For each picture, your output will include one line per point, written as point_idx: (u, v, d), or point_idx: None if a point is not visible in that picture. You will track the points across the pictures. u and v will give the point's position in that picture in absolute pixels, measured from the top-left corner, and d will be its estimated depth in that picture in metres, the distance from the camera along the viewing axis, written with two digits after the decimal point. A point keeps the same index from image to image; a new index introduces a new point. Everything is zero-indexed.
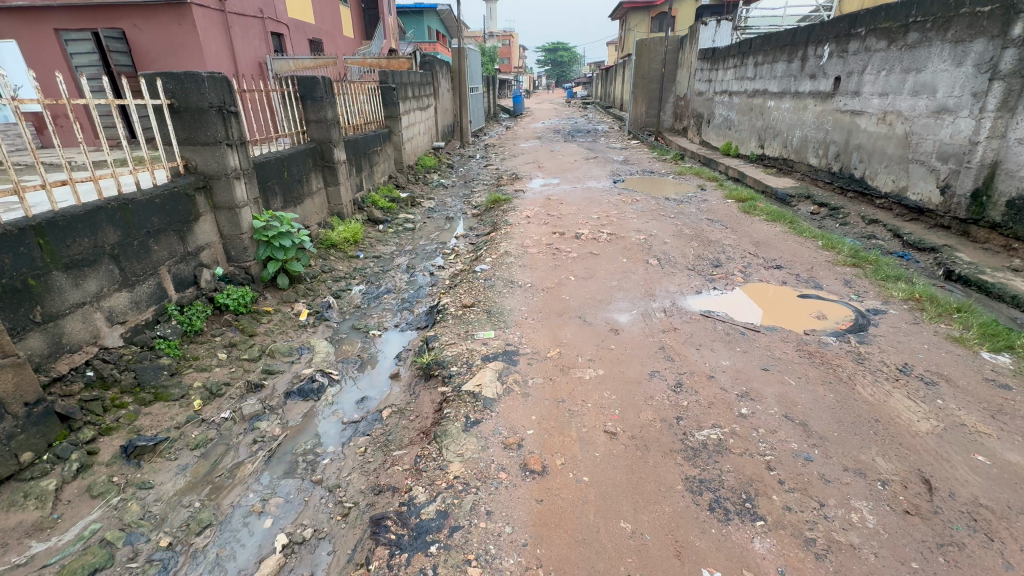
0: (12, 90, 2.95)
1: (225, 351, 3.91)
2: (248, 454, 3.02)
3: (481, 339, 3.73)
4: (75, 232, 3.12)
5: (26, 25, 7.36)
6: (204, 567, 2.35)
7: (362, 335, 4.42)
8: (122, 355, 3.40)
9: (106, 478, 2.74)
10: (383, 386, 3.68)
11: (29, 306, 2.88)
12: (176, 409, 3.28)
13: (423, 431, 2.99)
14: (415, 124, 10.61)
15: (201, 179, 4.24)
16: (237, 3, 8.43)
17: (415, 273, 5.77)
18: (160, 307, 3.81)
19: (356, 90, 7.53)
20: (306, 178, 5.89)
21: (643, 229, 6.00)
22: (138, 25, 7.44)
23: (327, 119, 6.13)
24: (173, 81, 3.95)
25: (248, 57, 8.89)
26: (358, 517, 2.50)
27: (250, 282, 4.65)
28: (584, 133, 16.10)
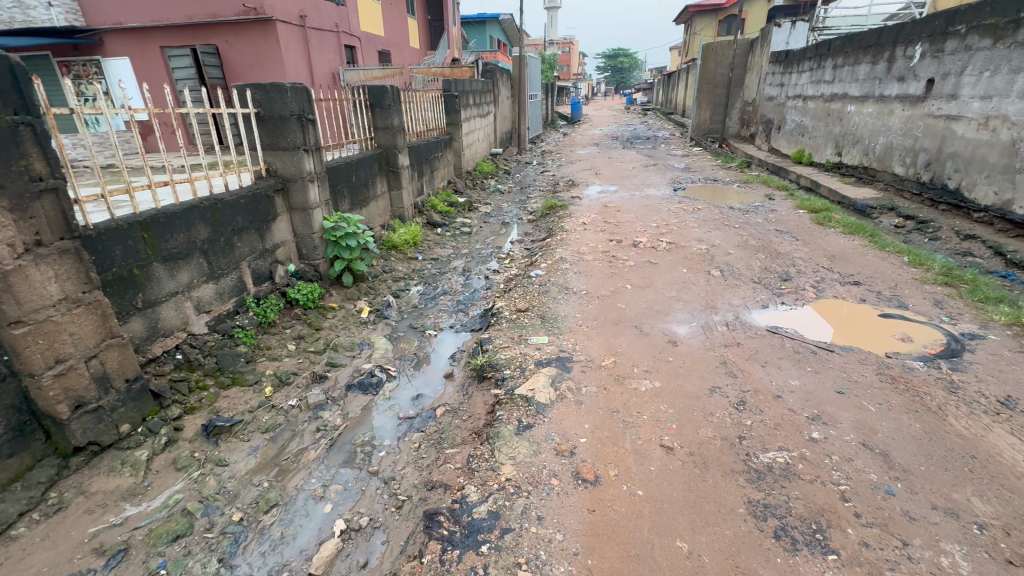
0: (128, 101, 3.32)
1: (294, 343, 4.16)
2: (312, 441, 3.20)
3: (535, 344, 3.73)
4: (173, 228, 3.46)
5: (138, 44, 8.26)
6: (269, 544, 2.50)
7: (419, 334, 4.56)
8: (206, 341, 3.73)
9: (189, 453, 3.00)
10: (437, 385, 3.78)
11: (133, 292, 3.21)
12: (250, 394, 3.54)
13: (475, 431, 3.04)
14: (475, 130, 10.86)
15: (280, 182, 4.55)
16: (316, 19, 9.05)
17: (471, 276, 5.89)
18: (239, 299, 4.13)
19: (420, 99, 7.81)
20: (372, 182, 6.19)
21: (705, 239, 5.79)
22: (229, 40, 8.14)
23: (393, 126, 6.40)
24: (260, 92, 4.28)
25: (324, 69, 9.46)
26: (411, 510, 2.59)
27: (318, 279, 4.94)
28: (644, 140, 15.80)
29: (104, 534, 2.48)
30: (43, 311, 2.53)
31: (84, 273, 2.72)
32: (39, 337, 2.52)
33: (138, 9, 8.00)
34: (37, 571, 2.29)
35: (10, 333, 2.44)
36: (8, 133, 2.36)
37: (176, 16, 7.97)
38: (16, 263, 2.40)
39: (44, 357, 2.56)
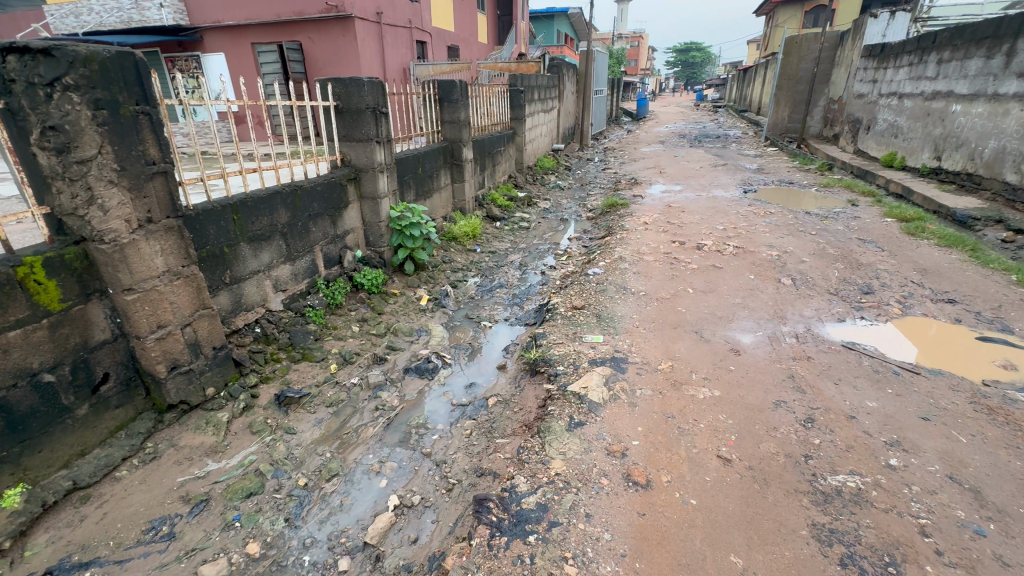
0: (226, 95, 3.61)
1: (358, 325, 4.39)
2: (371, 419, 3.37)
3: (589, 343, 3.70)
4: (258, 211, 3.75)
5: (232, 40, 8.96)
6: (329, 510, 2.67)
7: (475, 325, 4.66)
8: (281, 318, 4.03)
9: (263, 419, 3.26)
10: (490, 375, 3.85)
11: (222, 269, 3.52)
12: (317, 369, 3.78)
13: (526, 424, 3.08)
14: (538, 125, 10.86)
15: (353, 171, 4.80)
16: (391, 15, 9.41)
17: (527, 271, 5.92)
18: (311, 280, 4.41)
19: (487, 93, 7.92)
20: (436, 174, 6.36)
21: (777, 245, 5.47)
22: (312, 37, 8.65)
23: (460, 120, 6.54)
24: (340, 86, 4.50)
25: (396, 64, 9.81)
26: (460, 494, 2.68)
27: (382, 266, 5.18)
28: (714, 138, 15.10)
29: (190, 484, 2.76)
30: (150, 281, 2.84)
31: (184, 249, 3.02)
32: (145, 304, 2.83)
33: (235, 8, 8.70)
34: (135, 510, 2.59)
35: (123, 298, 2.75)
36: (130, 121, 2.65)
37: (266, 15, 8.58)
38: (131, 237, 2.70)
39: (149, 322, 2.87)
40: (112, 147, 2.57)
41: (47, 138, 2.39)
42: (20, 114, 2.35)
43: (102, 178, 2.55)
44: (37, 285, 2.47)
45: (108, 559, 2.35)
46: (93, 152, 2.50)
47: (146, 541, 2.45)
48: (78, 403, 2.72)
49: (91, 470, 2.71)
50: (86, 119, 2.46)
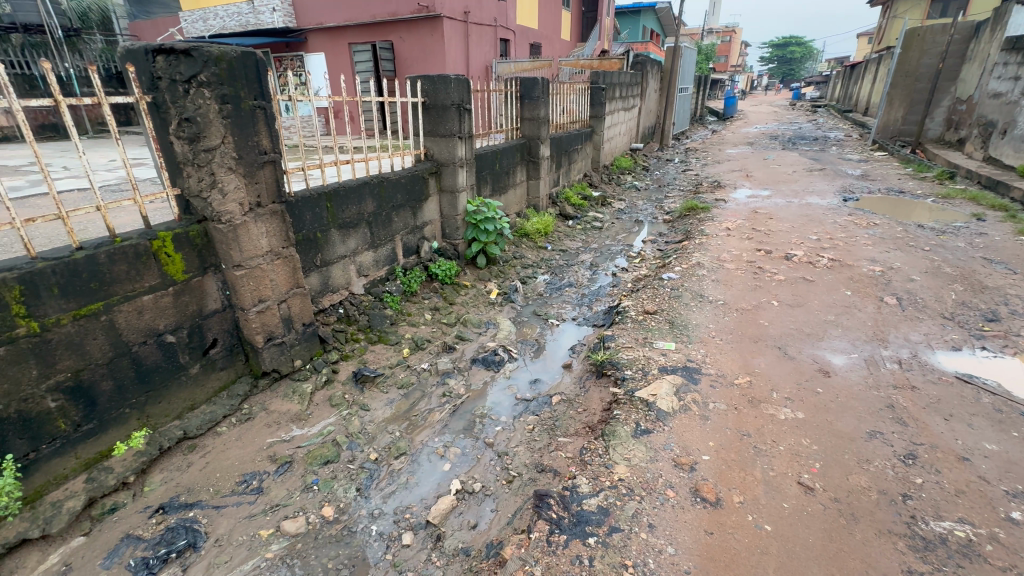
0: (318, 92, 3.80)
1: (431, 313, 4.58)
2: (438, 404, 3.49)
3: (660, 349, 3.58)
4: (348, 200, 4.01)
5: (332, 41, 9.64)
6: (396, 486, 2.82)
7: (542, 322, 4.67)
8: (362, 301, 4.30)
9: (341, 394, 3.50)
10: (555, 373, 3.85)
11: (315, 252, 3.81)
12: (391, 352, 4.00)
13: (590, 426, 3.05)
14: (617, 123, 10.63)
15: (435, 166, 4.98)
16: (478, 14, 9.63)
17: (598, 272, 5.84)
18: (391, 267, 4.65)
19: (567, 90, 7.87)
20: (513, 170, 6.44)
21: (880, 260, 4.94)
22: (403, 37, 9.08)
23: (539, 117, 6.55)
24: (428, 83, 4.67)
25: (480, 61, 10.03)
26: (520, 487, 2.71)
27: (456, 258, 5.35)
28: (810, 141, 13.92)
29: (277, 446, 3.03)
30: (256, 259, 3.15)
31: (284, 232, 3.31)
32: (250, 279, 3.14)
33: (337, 11, 9.36)
34: (232, 463, 2.89)
35: (233, 273, 3.07)
36: (248, 114, 2.95)
37: (364, 16, 9.14)
38: (243, 218, 3.01)
39: (253, 296, 3.19)
40: (233, 137, 2.88)
41: (182, 128, 2.71)
42: (163, 107, 2.68)
43: (223, 165, 2.86)
44: (167, 257, 2.82)
45: (208, 503, 2.65)
46: (218, 141, 2.81)
47: (240, 492, 2.73)
48: (192, 363, 3.08)
49: (198, 423, 3.06)
50: (214, 112, 2.76)
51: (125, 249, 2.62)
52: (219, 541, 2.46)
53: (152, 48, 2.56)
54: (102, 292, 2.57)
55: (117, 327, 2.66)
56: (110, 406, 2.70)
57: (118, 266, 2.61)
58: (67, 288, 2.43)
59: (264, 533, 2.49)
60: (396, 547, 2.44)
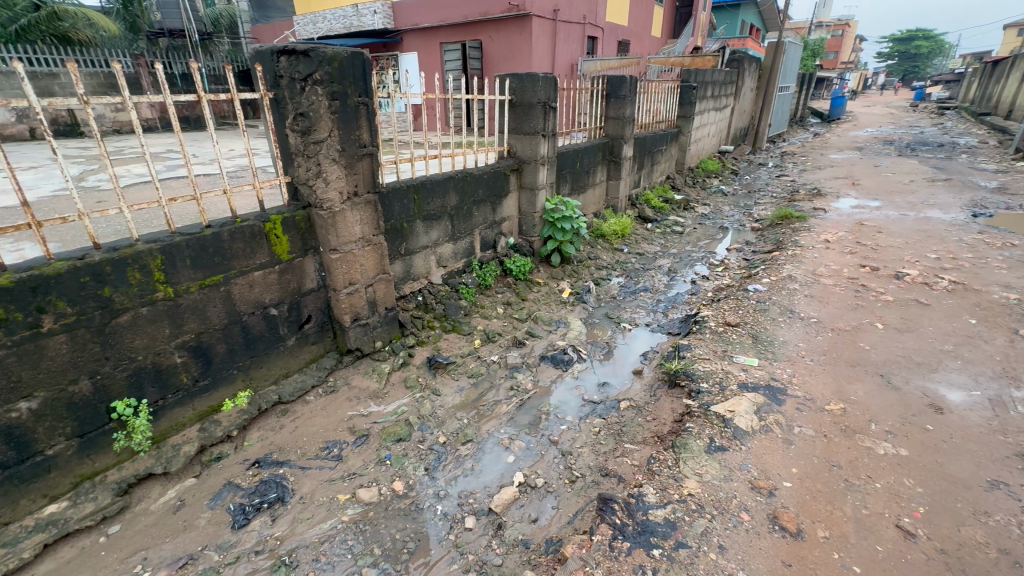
0: (406, 90, 3.88)
1: (503, 307, 4.67)
2: (505, 397, 3.56)
3: (741, 364, 3.37)
4: (434, 193, 4.18)
5: (426, 40, 10.08)
6: (462, 471, 2.91)
7: (614, 325, 4.58)
8: (440, 291, 4.48)
9: (415, 377, 3.69)
10: (625, 378, 3.77)
11: (400, 241, 4.02)
12: (464, 342, 4.14)
13: (659, 436, 2.96)
14: (707, 124, 10.11)
15: (517, 162, 5.04)
16: (567, 12, 9.59)
17: (676, 278, 5.62)
18: (468, 260, 4.80)
19: (655, 89, 7.62)
20: (593, 170, 6.37)
21: (1017, 287, 4.28)
22: (492, 36, 9.29)
23: (625, 116, 6.39)
24: (516, 80, 4.73)
25: (566, 59, 10.00)
26: (583, 488, 2.70)
27: (531, 255, 5.40)
28: (935, 147, 12.32)
29: (356, 419, 3.26)
30: (349, 244, 3.40)
31: (375, 221, 3.54)
32: (343, 263, 3.40)
33: (431, 12, 9.77)
34: (317, 430, 3.15)
35: (329, 256, 3.34)
36: (353, 110, 3.18)
37: (456, 16, 9.46)
38: (341, 206, 3.26)
39: (344, 278, 3.45)
40: (338, 131, 3.12)
41: (297, 122, 2.98)
42: (282, 102, 2.97)
43: (328, 156, 3.11)
44: (276, 238, 3.13)
45: (296, 463, 2.91)
46: (325, 135, 3.06)
47: (322, 457, 2.98)
48: (289, 335, 3.39)
49: (291, 390, 3.38)
50: (324, 108, 3.01)
51: (244, 229, 2.95)
52: (303, 499, 2.70)
53: (276, 49, 2.84)
54: (222, 266, 2.90)
55: (232, 297, 2.99)
56: (222, 366, 3.06)
57: (237, 243, 2.94)
58: (196, 261, 2.78)
59: (341, 498, 2.69)
60: (458, 529, 2.53)
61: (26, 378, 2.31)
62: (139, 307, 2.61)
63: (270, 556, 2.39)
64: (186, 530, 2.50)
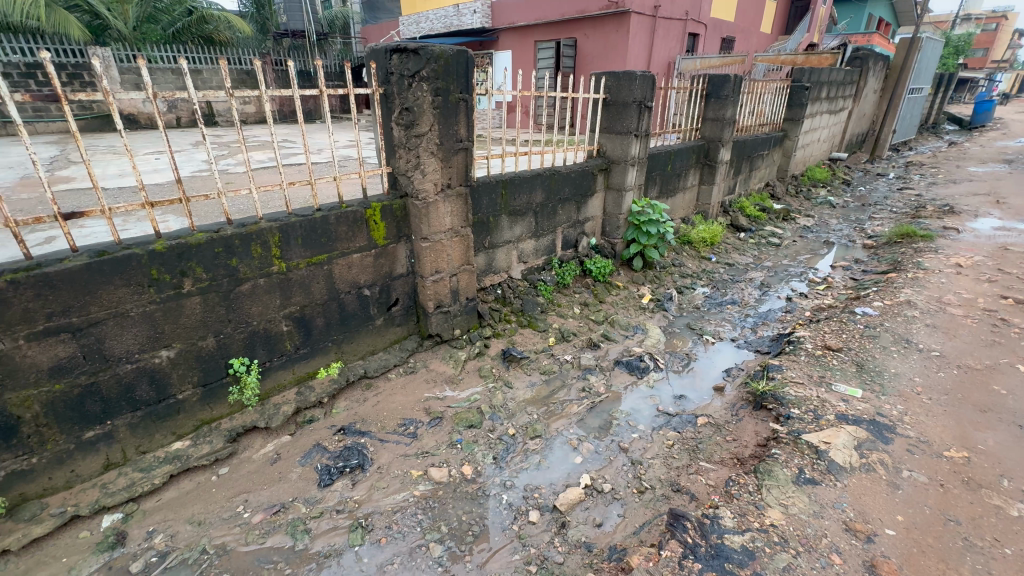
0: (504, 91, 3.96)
1: (580, 307, 4.64)
2: (576, 397, 3.53)
3: (841, 394, 3.05)
4: (521, 189, 4.23)
5: (521, 39, 10.23)
6: (529, 465, 2.94)
7: (695, 337, 4.37)
8: (518, 286, 4.54)
9: (489, 367, 3.79)
10: (704, 393, 3.58)
11: (485, 235, 4.12)
12: (538, 338, 4.17)
13: (739, 458, 2.79)
14: (817, 128, 9.24)
15: (605, 162, 4.95)
16: (668, 8, 9.23)
17: (768, 293, 5.22)
18: (548, 258, 4.82)
19: (761, 89, 7.09)
20: (685, 173, 6.09)
21: None
22: (587, 33, 9.20)
23: (725, 118, 6.01)
24: (613, 78, 4.63)
25: (663, 57, 9.62)
26: (651, 500, 2.62)
27: (612, 257, 5.30)
28: None
29: (432, 401, 3.42)
30: (439, 234, 3.56)
31: (464, 213, 3.68)
32: (432, 252, 3.57)
33: (529, 10, 9.89)
34: (396, 407, 3.35)
35: (420, 245, 3.53)
36: (453, 106, 3.32)
37: (552, 15, 9.50)
38: (434, 198, 3.42)
39: (431, 266, 3.62)
40: (438, 126, 3.27)
41: (402, 117, 3.16)
42: (390, 97, 3.16)
43: (427, 149, 3.27)
44: (374, 224, 3.35)
45: (376, 435, 3.12)
46: (426, 129, 3.22)
47: (399, 432, 3.16)
48: (378, 315, 3.63)
49: (376, 366, 3.62)
50: (427, 103, 3.16)
51: (348, 214, 3.20)
52: (381, 469, 2.88)
53: (391, 47, 3.02)
54: (328, 247, 3.17)
55: (333, 275, 3.26)
56: (319, 337, 3.35)
57: (341, 227, 3.19)
58: (306, 241, 3.06)
59: (414, 474, 2.84)
60: (522, 520, 2.57)
61: (167, 331, 2.68)
62: (258, 278, 2.93)
63: (349, 517, 2.59)
64: (280, 481, 2.78)
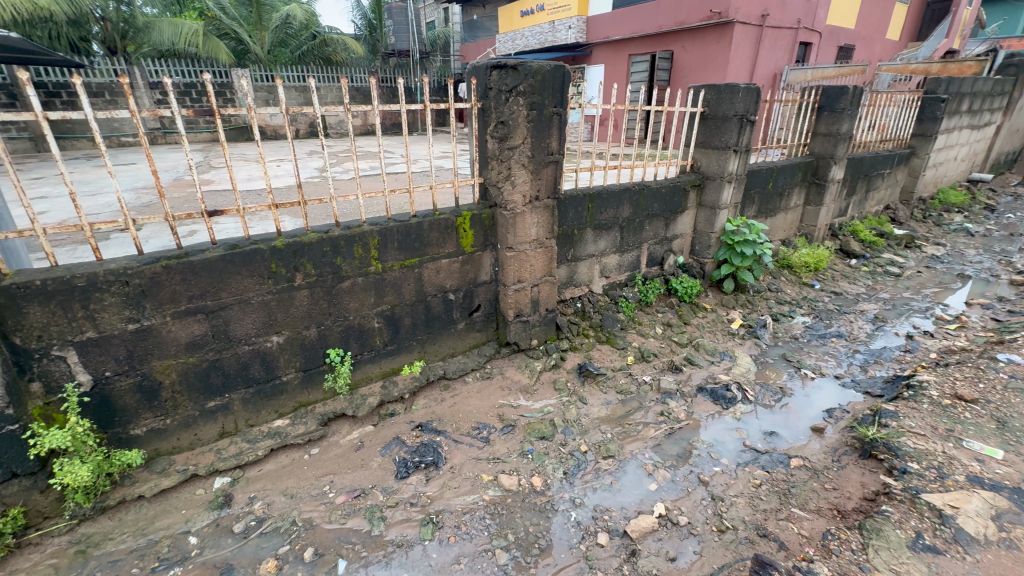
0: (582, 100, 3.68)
1: (662, 328, 4.46)
2: (654, 421, 3.38)
3: (974, 452, 2.62)
4: (608, 203, 4.18)
5: (615, 53, 10.17)
6: (600, 485, 2.86)
7: (792, 369, 4.00)
8: (599, 301, 4.48)
9: (565, 381, 3.75)
10: (800, 433, 3.26)
11: (568, 247, 4.11)
12: (617, 355, 4.06)
13: (839, 510, 2.50)
14: (955, 145, 8.10)
15: (699, 178, 4.74)
16: (777, 17, 8.67)
17: (884, 328, 4.64)
18: (632, 274, 4.70)
19: (886, 101, 6.39)
20: (788, 192, 5.65)
21: None
22: (686, 46, 8.91)
23: (840, 133, 5.48)
24: (713, 91, 4.42)
25: (769, 68, 9.03)
26: (732, 542, 2.43)
27: (701, 277, 5.05)
28: None
29: (505, 409, 3.46)
30: (524, 245, 3.63)
31: (550, 225, 3.71)
32: (516, 261, 3.65)
33: (625, 24, 9.82)
34: (471, 411, 3.44)
35: (505, 254, 3.62)
36: (547, 119, 3.37)
37: (650, 28, 9.34)
38: (522, 208, 3.49)
39: (514, 275, 3.69)
40: (531, 139, 3.34)
41: (497, 130, 3.28)
42: (487, 111, 3.29)
43: (519, 162, 3.37)
44: (464, 232, 3.50)
45: (451, 436, 3.22)
46: (519, 142, 3.31)
47: (473, 436, 3.23)
48: (460, 319, 3.76)
49: (455, 368, 3.75)
50: (522, 116, 3.25)
51: (441, 221, 3.37)
52: (453, 468, 2.97)
53: (491, 64, 3.14)
54: (420, 251, 3.36)
55: (422, 278, 3.44)
56: (406, 336, 3.54)
57: (433, 233, 3.37)
58: (401, 244, 3.27)
59: (485, 478, 2.89)
60: (590, 541, 2.50)
61: (280, 319, 2.99)
62: (357, 277, 3.18)
63: (422, 511, 2.69)
64: (362, 467, 2.97)
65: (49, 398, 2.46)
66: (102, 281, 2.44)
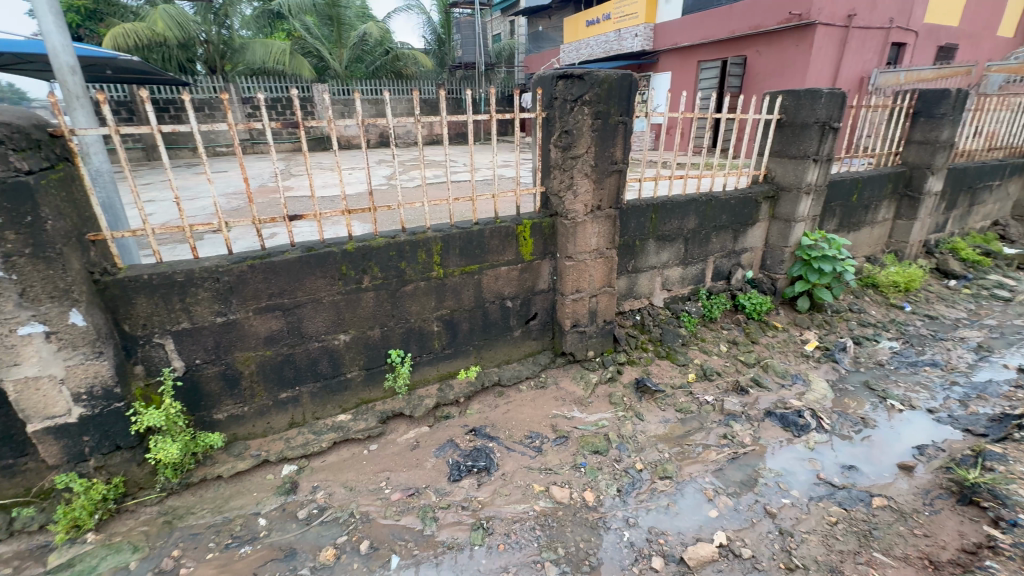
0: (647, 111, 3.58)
1: (727, 345, 4.24)
2: (716, 443, 3.21)
3: None
4: (673, 214, 4.04)
5: (684, 59, 9.89)
6: (656, 506, 2.74)
7: (876, 399, 3.64)
8: (659, 314, 4.33)
9: (621, 395, 3.65)
10: (883, 469, 2.95)
11: (629, 258, 4.02)
12: (677, 372, 3.91)
13: (932, 561, 2.26)
14: None
15: (773, 189, 4.48)
16: (866, 17, 8.05)
17: (989, 358, 4.12)
18: (695, 288, 4.51)
19: (996, 104, 5.72)
20: (875, 205, 5.20)
21: None
22: (761, 50, 8.48)
23: (939, 140, 4.98)
24: (792, 98, 4.17)
25: (855, 71, 8.37)
26: None
27: (772, 293, 4.75)
28: None
29: (559, 419, 3.42)
30: (584, 254, 3.59)
31: (611, 235, 3.65)
32: (575, 271, 3.61)
33: (695, 30, 9.53)
34: (524, 419, 3.43)
35: (564, 263, 3.61)
36: (612, 128, 3.33)
37: (722, 33, 9.00)
38: (583, 217, 3.46)
39: (572, 284, 3.65)
40: (595, 148, 3.31)
41: (561, 139, 3.29)
42: (552, 121, 3.30)
43: (582, 171, 3.35)
44: (523, 240, 3.52)
45: (503, 442, 3.23)
46: (583, 151, 3.30)
47: (525, 444, 3.22)
48: (517, 326, 3.78)
49: (509, 375, 3.76)
50: (587, 126, 3.23)
51: (502, 229, 3.41)
52: (504, 476, 2.97)
53: (557, 74, 3.16)
54: (480, 258, 3.42)
55: (481, 284, 3.50)
56: (463, 340, 3.61)
57: (494, 240, 3.42)
58: (463, 250, 3.34)
59: (536, 488, 2.87)
60: (643, 564, 2.41)
61: (347, 319, 3.16)
62: (419, 281, 3.28)
63: (473, 515, 2.71)
64: (417, 467, 3.05)
65: (149, 380, 2.74)
66: (197, 277, 2.69)
